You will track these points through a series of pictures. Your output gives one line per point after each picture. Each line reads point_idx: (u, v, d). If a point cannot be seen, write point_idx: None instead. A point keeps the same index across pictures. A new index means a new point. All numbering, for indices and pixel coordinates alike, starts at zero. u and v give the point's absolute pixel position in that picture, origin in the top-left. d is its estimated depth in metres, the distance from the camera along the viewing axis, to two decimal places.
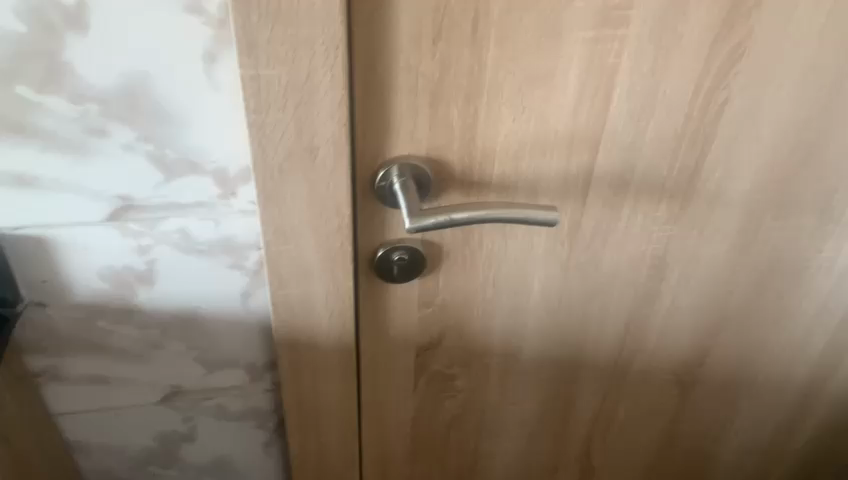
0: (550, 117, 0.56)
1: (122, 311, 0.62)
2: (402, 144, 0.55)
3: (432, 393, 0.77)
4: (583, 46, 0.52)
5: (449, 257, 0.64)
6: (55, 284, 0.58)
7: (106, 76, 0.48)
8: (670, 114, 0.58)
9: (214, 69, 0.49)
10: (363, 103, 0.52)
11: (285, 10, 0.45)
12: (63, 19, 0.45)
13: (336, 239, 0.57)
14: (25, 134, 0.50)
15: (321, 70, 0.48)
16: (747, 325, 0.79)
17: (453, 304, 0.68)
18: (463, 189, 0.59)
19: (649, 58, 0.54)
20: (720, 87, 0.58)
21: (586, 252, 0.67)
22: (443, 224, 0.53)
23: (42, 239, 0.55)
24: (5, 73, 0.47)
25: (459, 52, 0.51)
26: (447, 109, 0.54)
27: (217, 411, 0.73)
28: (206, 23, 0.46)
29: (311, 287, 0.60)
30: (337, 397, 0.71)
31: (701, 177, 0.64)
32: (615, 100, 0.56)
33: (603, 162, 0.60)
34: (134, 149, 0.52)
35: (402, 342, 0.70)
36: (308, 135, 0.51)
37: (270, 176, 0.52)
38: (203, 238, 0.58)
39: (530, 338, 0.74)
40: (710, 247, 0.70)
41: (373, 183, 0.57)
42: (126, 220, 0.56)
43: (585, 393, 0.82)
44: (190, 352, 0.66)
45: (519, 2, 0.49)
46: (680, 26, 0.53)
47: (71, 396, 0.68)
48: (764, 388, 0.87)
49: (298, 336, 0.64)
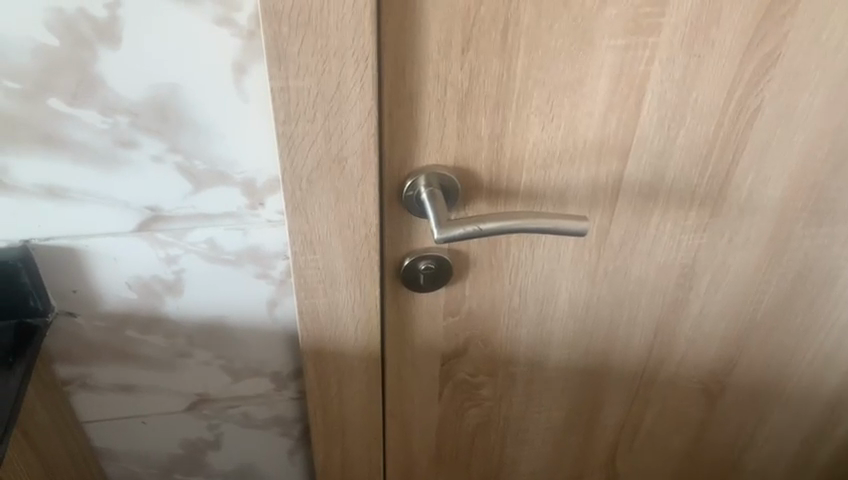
0: (579, 125, 0.55)
1: (150, 320, 0.62)
2: (430, 154, 0.55)
3: (457, 402, 0.76)
4: (614, 54, 0.52)
5: (475, 266, 0.64)
6: (84, 294, 0.59)
7: (135, 88, 0.48)
8: (701, 122, 0.57)
9: (243, 80, 0.49)
10: (391, 113, 0.52)
11: (316, 22, 0.44)
12: (95, 31, 0.45)
13: (364, 248, 0.57)
14: (56, 146, 0.50)
15: (350, 81, 0.47)
16: (777, 332, 0.78)
17: (479, 312, 0.68)
18: (490, 198, 0.58)
19: (681, 66, 0.54)
20: (752, 94, 0.57)
21: (614, 260, 0.66)
22: (472, 234, 0.53)
23: (72, 249, 0.56)
24: (37, 85, 0.47)
25: (489, 61, 0.50)
26: (476, 118, 0.53)
27: (242, 418, 0.73)
28: (236, 35, 0.46)
29: (338, 296, 0.60)
30: (362, 405, 0.71)
31: (732, 184, 0.62)
32: (645, 108, 0.55)
33: (632, 170, 0.59)
34: (163, 161, 0.52)
35: (427, 351, 0.70)
36: (337, 145, 0.50)
37: (298, 186, 0.52)
38: (231, 248, 0.58)
39: (556, 347, 0.73)
40: (740, 255, 0.69)
41: (400, 193, 0.56)
42: (155, 231, 0.56)
43: (612, 401, 0.81)
44: (217, 361, 0.66)
45: (550, 10, 0.49)
46: (712, 33, 0.52)
47: (99, 404, 0.68)
48: (794, 397, 0.86)
49: (324, 345, 0.64)
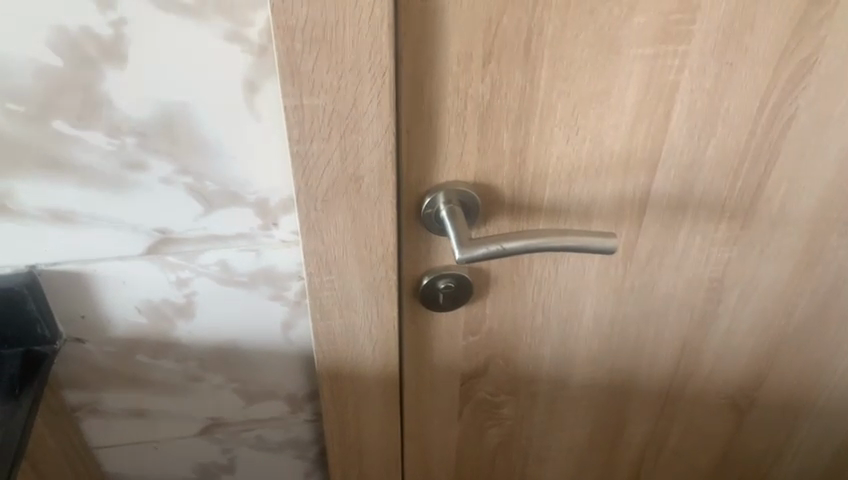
0: (605, 138, 0.53)
1: (161, 345, 0.60)
2: (449, 170, 0.53)
3: (477, 421, 0.74)
4: (642, 63, 0.49)
5: (497, 284, 0.61)
6: (93, 319, 0.57)
7: (143, 108, 0.46)
8: (732, 132, 0.55)
9: (255, 98, 0.47)
10: (409, 129, 0.49)
11: (330, 36, 0.42)
12: (100, 50, 0.43)
13: (381, 268, 0.55)
14: (61, 168, 0.48)
15: (367, 97, 0.45)
16: (808, 346, 0.75)
17: (500, 331, 0.65)
18: (512, 214, 0.56)
19: (712, 74, 0.51)
20: (786, 102, 0.54)
21: (640, 275, 0.64)
22: (495, 253, 0.51)
23: (80, 274, 0.54)
24: (41, 107, 0.45)
25: (511, 74, 0.48)
26: (497, 133, 0.51)
27: (256, 441, 0.71)
28: (247, 51, 0.44)
29: (355, 317, 0.58)
30: (380, 427, 0.69)
31: (764, 195, 0.60)
32: (674, 118, 0.53)
33: (660, 182, 0.57)
34: (173, 182, 0.50)
35: (446, 371, 0.68)
36: (353, 163, 0.48)
37: (313, 206, 0.50)
38: (244, 269, 0.56)
39: (580, 364, 0.71)
40: (772, 268, 0.66)
41: (418, 211, 0.54)
42: (165, 253, 0.54)
43: (637, 418, 0.79)
44: (230, 384, 0.64)
45: (575, 20, 0.46)
46: (745, 39, 0.50)
47: (110, 429, 0.66)
48: (825, 412, 0.83)
49: (341, 368, 0.61)
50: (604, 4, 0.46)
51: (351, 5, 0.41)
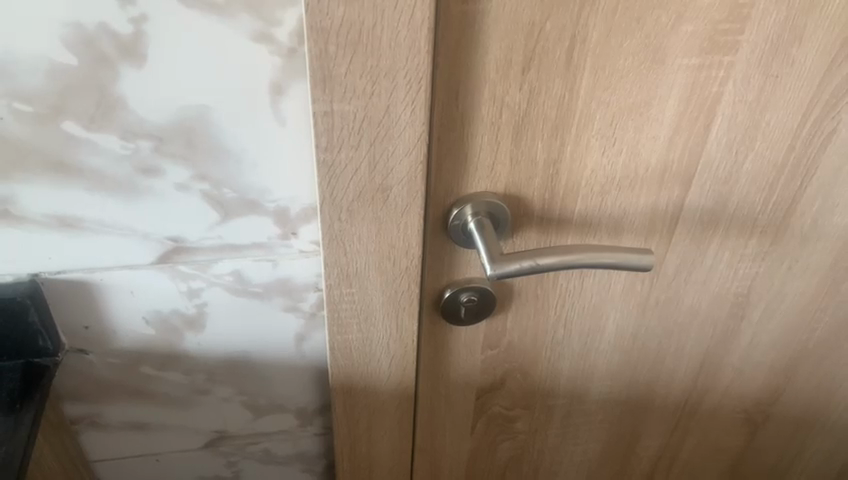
0: (642, 149, 0.51)
1: (167, 357, 0.57)
2: (479, 180, 0.50)
3: (490, 436, 0.72)
4: (687, 73, 0.47)
5: (520, 297, 0.59)
6: (98, 330, 0.54)
7: (160, 111, 0.43)
8: (771, 145, 0.53)
9: (280, 102, 0.44)
10: (440, 137, 0.47)
11: (366, 39, 0.40)
12: (118, 49, 0.40)
13: (404, 282, 0.52)
14: (69, 173, 0.45)
15: (401, 104, 0.43)
16: (828, 362, 0.73)
17: (520, 345, 0.63)
18: (540, 226, 0.54)
19: (756, 87, 0.49)
20: (828, 117, 0.52)
21: (666, 290, 0.62)
22: (528, 270, 0.48)
23: (85, 283, 0.51)
24: (51, 108, 0.42)
25: (550, 81, 0.46)
26: (531, 143, 0.48)
27: (263, 453, 0.68)
28: (275, 53, 0.42)
29: (374, 331, 0.55)
30: (392, 443, 0.66)
31: (798, 210, 0.58)
32: (714, 131, 0.51)
33: (694, 196, 0.55)
34: (190, 189, 0.47)
35: (462, 385, 0.65)
36: (382, 173, 0.46)
37: (337, 216, 0.47)
38: (258, 280, 0.53)
39: (598, 378, 0.69)
40: (799, 284, 0.64)
41: (445, 221, 0.51)
42: (177, 263, 0.51)
43: (651, 432, 0.77)
44: (238, 397, 0.62)
45: (620, 27, 0.44)
46: (793, 51, 0.48)
47: (110, 443, 0.63)
48: (838, 427, 0.81)
49: (355, 384, 0.59)
50: (652, 11, 0.44)
51: (391, 7, 0.39)
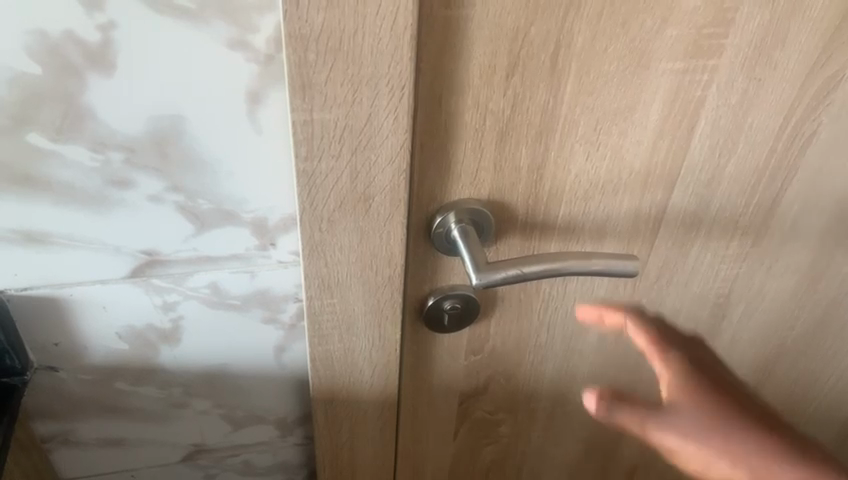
0: (626, 154, 0.50)
1: (142, 372, 0.55)
2: (463, 187, 0.49)
3: (474, 440, 0.71)
4: (671, 77, 0.47)
5: (503, 303, 0.58)
6: (69, 347, 0.52)
7: (131, 121, 0.41)
8: (752, 148, 0.53)
9: (258, 110, 0.42)
10: (423, 145, 0.46)
11: (347, 46, 0.38)
12: (86, 58, 0.38)
13: (387, 291, 0.51)
14: (36, 186, 0.43)
15: (383, 113, 0.41)
16: (806, 358, 0.74)
17: (503, 350, 0.62)
18: (524, 232, 0.53)
19: (739, 90, 0.49)
20: (809, 119, 0.52)
21: (648, 292, 0.62)
22: (513, 278, 0.47)
23: (55, 299, 0.48)
24: (15, 119, 0.40)
25: (535, 87, 0.45)
26: (516, 149, 0.48)
27: (243, 465, 0.67)
28: (252, 59, 0.40)
29: (356, 341, 0.54)
30: (374, 451, 0.65)
31: (778, 211, 0.58)
32: (697, 135, 0.50)
33: (677, 199, 0.54)
34: (163, 200, 0.45)
35: (445, 391, 0.64)
36: (364, 182, 0.44)
37: (318, 226, 0.46)
38: (236, 291, 0.51)
39: (580, 381, 0.68)
40: (778, 283, 0.64)
41: (428, 229, 0.50)
42: (151, 276, 0.49)
43: (633, 431, 0.77)
44: (216, 410, 0.60)
45: (605, 31, 0.43)
46: (776, 54, 0.47)
47: (83, 460, 0.61)
48: (816, 422, 0.82)
49: (337, 394, 0.57)
50: (637, 15, 0.43)
51: (372, 13, 0.37)
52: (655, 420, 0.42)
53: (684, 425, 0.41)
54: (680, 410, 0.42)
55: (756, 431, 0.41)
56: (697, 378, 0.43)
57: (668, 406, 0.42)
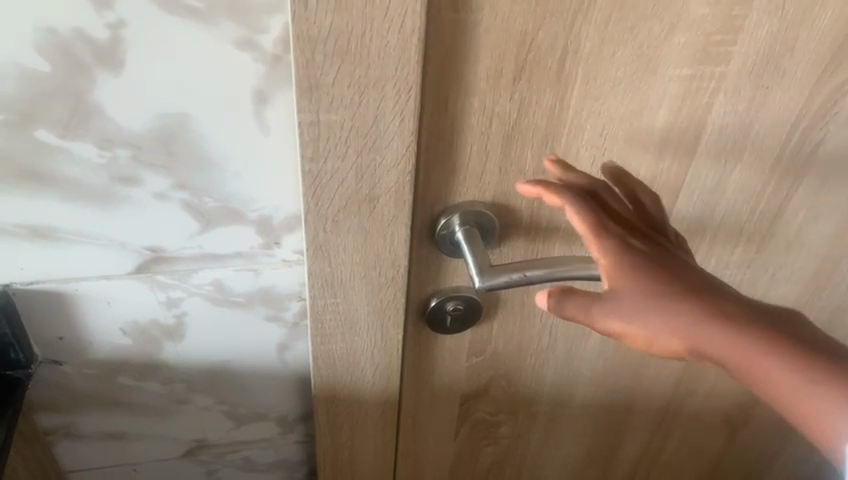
0: (632, 159, 0.50)
1: (145, 367, 0.55)
2: (468, 190, 0.49)
3: (474, 441, 0.71)
4: (678, 83, 0.47)
5: (506, 305, 0.58)
6: (73, 341, 0.52)
7: (137, 119, 0.41)
8: (759, 156, 0.53)
9: (264, 110, 0.42)
10: (429, 147, 0.46)
11: (354, 48, 0.38)
12: (94, 55, 0.38)
13: (390, 291, 0.51)
14: (42, 182, 0.43)
15: (389, 115, 0.41)
16: None
17: (505, 352, 0.62)
18: (528, 235, 0.53)
19: (747, 98, 0.49)
20: (817, 127, 0.52)
21: None
22: (517, 282, 0.47)
23: (61, 294, 0.49)
24: (24, 116, 0.40)
25: (541, 92, 0.45)
26: (521, 153, 0.48)
27: (243, 462, 0.67)
28: (260, 60, 0.40)
29: (358, 341, 0.54)
30: (374, 450, 0.65)
31: (783, 218, 0.58)
32: (703, 141, 0.50)
33: (681, 204, 0.54)
34: (169, 198, 0.45)
35: (446, 392, 0.64)
36: (369, 183, 0.44)
37: (322, 226, 0.46)
38: (240, 289, 0.51)
39: (582, 384, 0.68)
40: (783, 290, 0.64)
41: (432, 231, 0.50)
42: (155, 273, 0.49)
43: (633, 434, 0.77)
44: (218, 406, 0.60)
45: (613, 37, 0.43)
46: (784, 62, 0.47)
47: (85, 453, 0.61)
48: None
49: (338, 393, 0.58)
50: (645, 21, 0.43)
51: (380, 16, 0.37)
52: (599, 307, 0.38)
53: (627, 301, 0.37)
54: (621, 289, 0.38)
55: (709, 294, 0.37)
56: (635, 257, 0.38)
57: (608, 290, 0.38)
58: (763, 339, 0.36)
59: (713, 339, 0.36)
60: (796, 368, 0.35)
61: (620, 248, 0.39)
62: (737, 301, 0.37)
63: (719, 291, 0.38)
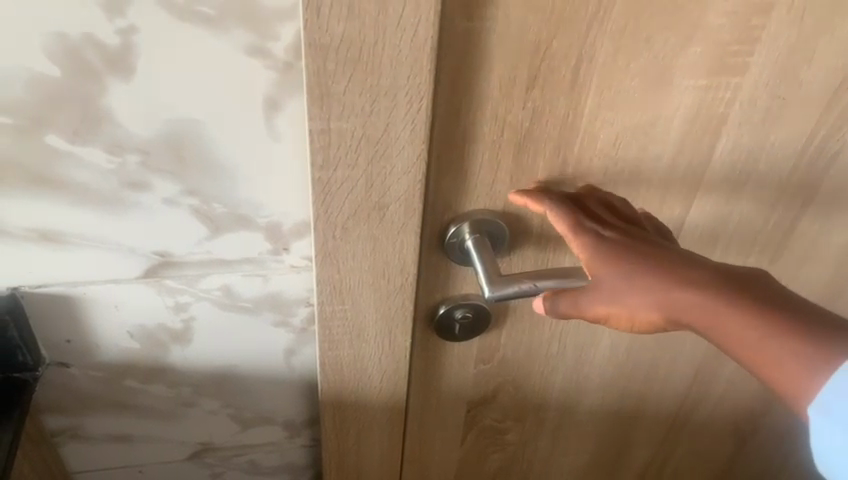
0: (645, 169, 0.50)
1: (152, 370, 0.55)
2: (478, 198, 0.48)
3: (480, 447, 0.71)
4: (694, 93, 0.46)
5: (515, 313, 0.58)
6: (81, 344, 0.52)
7: (148, 125, 0.41)
8: (774, 166, 0.52)
9: (275, 117, 0.42)
10: (440, 155, 0.45)
11: (366, 57, 0.38)
12: (105, 61, 0.38)
13: (398, 299, 0.51)
14: (52, 187, 0.43)
15: (400, 124, 0.41)
16: None
17: (513, 359, 0.62)
18: (538, 243, 0.52)
19: (763, 108, 0.48)
20: (833, 138, 0.51)
21: None
22: (526, 292, 0.47)
23: (69, 297, 0.49)
24: (33, 120, 0.40)
25: (554, 101, 0.44)
26: (533, 162, 0.47)
27: (249, 465, 0.67)
28: (271, 67, 0.40)
29: (366, 347, 0.54)
30: (380, 455, 0.65)
31: (797, 229, 0.57)
32: (718, 151, 0.50)
33: (694, 214, 0.54)
34: (178, 203, 0.45)
35: (453, 398, 0.64)
36: (379, 191, 0.44)
37: (332, 233, 0.46)
38: (248, 294, 0.51)
39: (590, 391, 0.68)
40: None
41: (442, 239, 0.50)
42: (163, 277, 0.49)
43: (640, 442, 0.76)
44: (225, 410, 0.60)
45: (628, 46, 0.43)
46: (802, 72, 0.47)
47: (91, 455, 0.61)
48: None
49: (344, 399, 0.57)
50: (661, 31, 0.43)
51: (393, 25, 0.37)
52: (584, 298, 0.44)
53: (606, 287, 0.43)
54: (601, 275, 0.43)
55: (678, 268, 0.42)
56: (611, 245, 0.43)
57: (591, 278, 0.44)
58: (726, 303, 0.41)
59: (684, 309, 0.42)
60: (756, 323, 0.40)
61: (597, 239, 0.44)
62: (706, 269, 0.42)
63: (687, 264, 0.42)
